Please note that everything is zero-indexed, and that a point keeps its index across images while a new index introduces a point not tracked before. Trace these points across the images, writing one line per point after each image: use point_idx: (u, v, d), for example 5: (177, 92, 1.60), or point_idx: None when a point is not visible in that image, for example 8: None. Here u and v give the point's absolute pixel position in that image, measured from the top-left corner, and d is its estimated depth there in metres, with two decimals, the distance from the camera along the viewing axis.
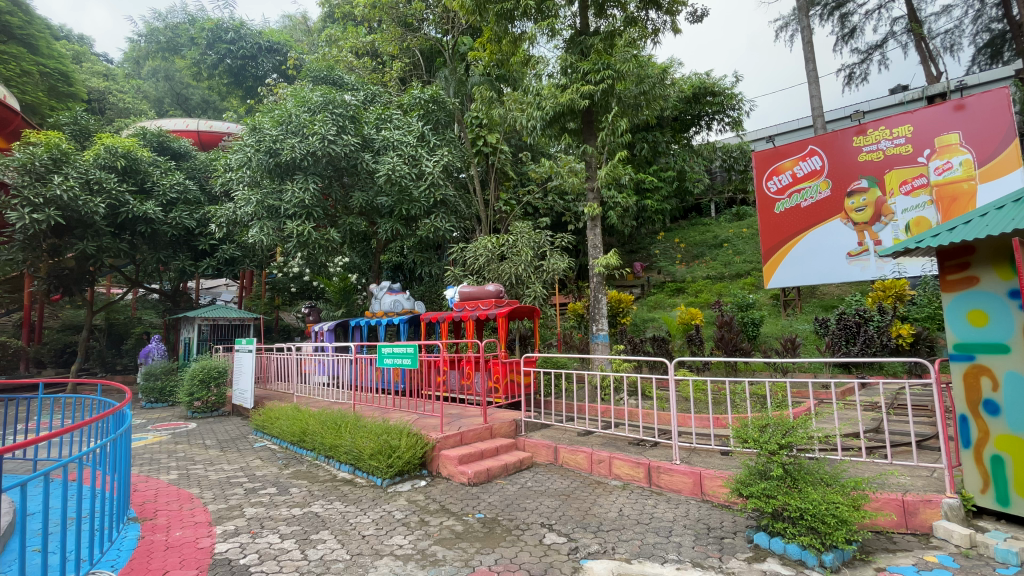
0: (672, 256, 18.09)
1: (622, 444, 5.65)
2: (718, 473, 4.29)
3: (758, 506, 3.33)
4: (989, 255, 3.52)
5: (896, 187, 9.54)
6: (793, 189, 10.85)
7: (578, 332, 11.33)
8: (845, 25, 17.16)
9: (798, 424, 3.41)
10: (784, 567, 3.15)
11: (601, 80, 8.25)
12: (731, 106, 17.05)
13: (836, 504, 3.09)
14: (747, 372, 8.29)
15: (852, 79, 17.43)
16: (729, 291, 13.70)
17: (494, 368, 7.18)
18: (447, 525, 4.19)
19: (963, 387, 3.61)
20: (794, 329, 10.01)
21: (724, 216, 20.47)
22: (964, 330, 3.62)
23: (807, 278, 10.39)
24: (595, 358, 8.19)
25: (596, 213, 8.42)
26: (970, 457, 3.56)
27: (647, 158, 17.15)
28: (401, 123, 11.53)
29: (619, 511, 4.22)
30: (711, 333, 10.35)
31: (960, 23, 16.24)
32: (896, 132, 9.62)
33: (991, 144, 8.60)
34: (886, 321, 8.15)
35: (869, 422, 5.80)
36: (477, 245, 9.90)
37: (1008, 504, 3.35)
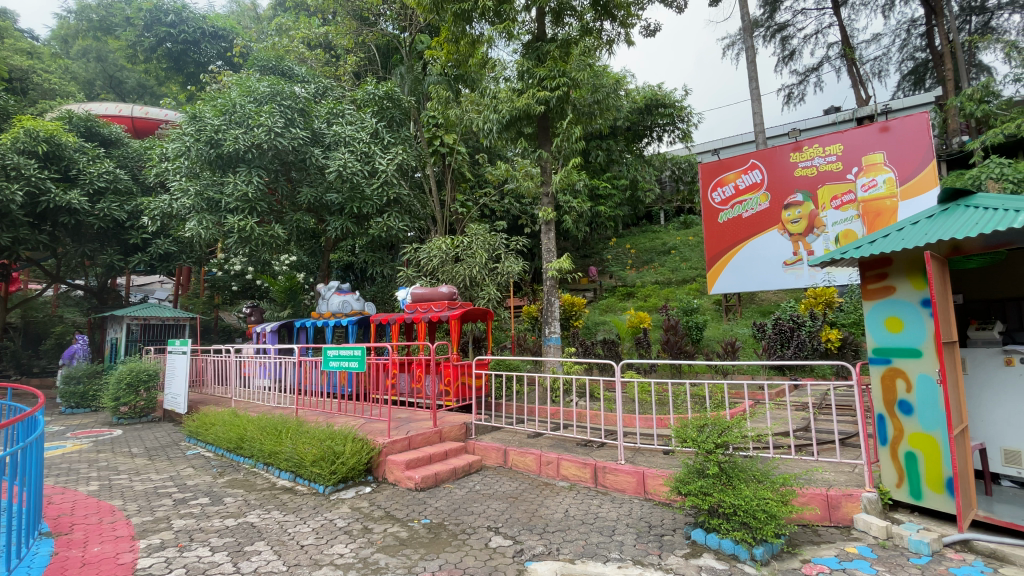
0: (623, 261, 18.62)
1: (570, 446, 5.73)
2: (660, 472, 4.43)
3: (695, 503, 3.45)
4: (904, 267, 3.82)
5: (828, 201, 10.23)
6: (736, 201, 11.40)
7: (532, 334, 11.41)
8: (785, 48, 18.22)
9: (733, 423, 3.56)
10: (718, 562, 3.29)
11: (557, 86, 8.33)
12: (681, 118, 17.63)
13: (766, 499, 3.26)
14: (691, 373, 8.63)
15: (791, 99, 18.57)
16: (676, 296, 14.23)
17: (445, 370, 7.10)
18: (391, 531, 4.09)
19: (881, 389, 3.90)
20: (735, 333, 10.51)
21: (673, 224, 21.30)
22: (882, 335, 3.91)
23: (747, 284, 10.97)
24: (546, 360, 8.22)
25: (551, 217, 8.51)
26: (887, 453, 3.84)
27: (602, 165, 17.56)
28: (354, 118, 11.22)
29: (565, 512, 4.26)
30: (658, 337, 10.68)
31: (888, 51, 17.64)
32: (828, 150, 10.29)
33: (911, 165, 9.37)
34: (816, 326, 8.68)
35: (799, 421, 6.18)
36: (431, 246, 9.76)
37: (920, 497, 3.64)
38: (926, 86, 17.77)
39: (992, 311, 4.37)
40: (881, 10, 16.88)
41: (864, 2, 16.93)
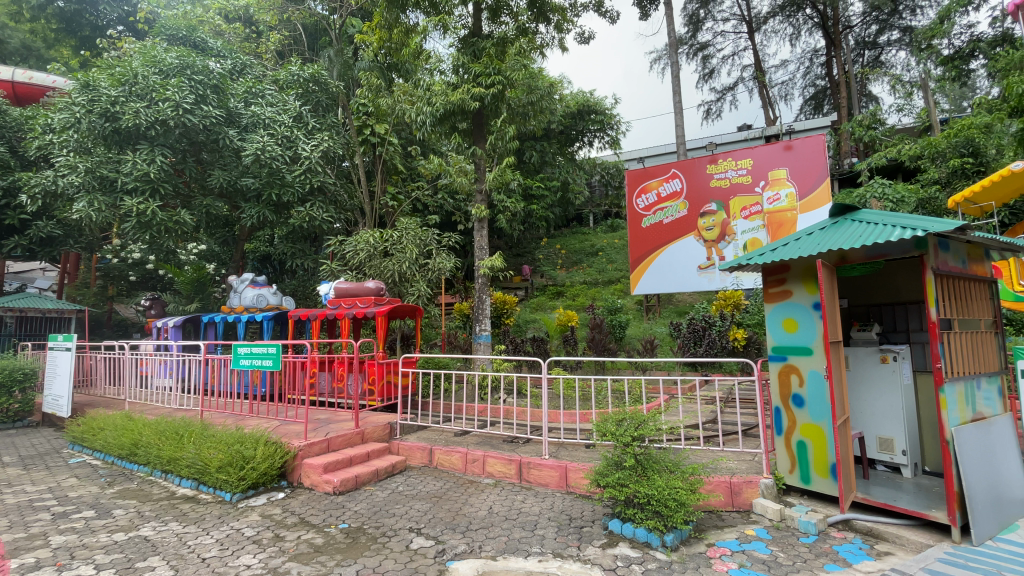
0: (554, 261, 19.04)
1: (496, 443, 5.74)
2: (582, 466, 4.56)
3: (613, 494, 3.59)
4: (800, 273, 4.20)
5: (738, 211, 11.07)
6: (658, 207, 12.04)
7: (462, 332, 11.30)
8: (706, 66, 19.50)
9: (649, 417, 3.75)
10: (633, 550, 3.44)
11: (493, 84, 8.31)
12: (611, 125, 18.31)
13: (677, 489, 3.47)
14: (614, 370, 8.99)
15: (710, 114, 19.91)
16: (602, 295, 14.77)
17: (369, 369, 6.84)
18: (305, 538, 3.88)
19: (778, 383, 4.29)
20: (654, 332, 11.11)
21: (601, 227, 22.09)
22: (780, 334, 4.30)
23: (666, 286, 11.64)
24: (476, 358, 8.18)
25: (484, 214, 8.49)
26: (782, 443, 4.23)
27: (535, 166, 17.78)
28: (275, 99, 10.53)
29: (489, 509, 4.27)
30: (585, 335, 11.02)
31: (793, 77, 19.44)
32: (740, 163, 11.13)
33: (809, 181, 10.34)
34: (725, 325, 9.37)
35: (707, 414, 6.66)
36: (358, 238, 9.38)
37: (809, 481, 4.03)
38: (824, 111, 19.75)
39: (869, 314, 4.94)
40: (789, 39, 18.54)
41: (775, 30, 18.50)
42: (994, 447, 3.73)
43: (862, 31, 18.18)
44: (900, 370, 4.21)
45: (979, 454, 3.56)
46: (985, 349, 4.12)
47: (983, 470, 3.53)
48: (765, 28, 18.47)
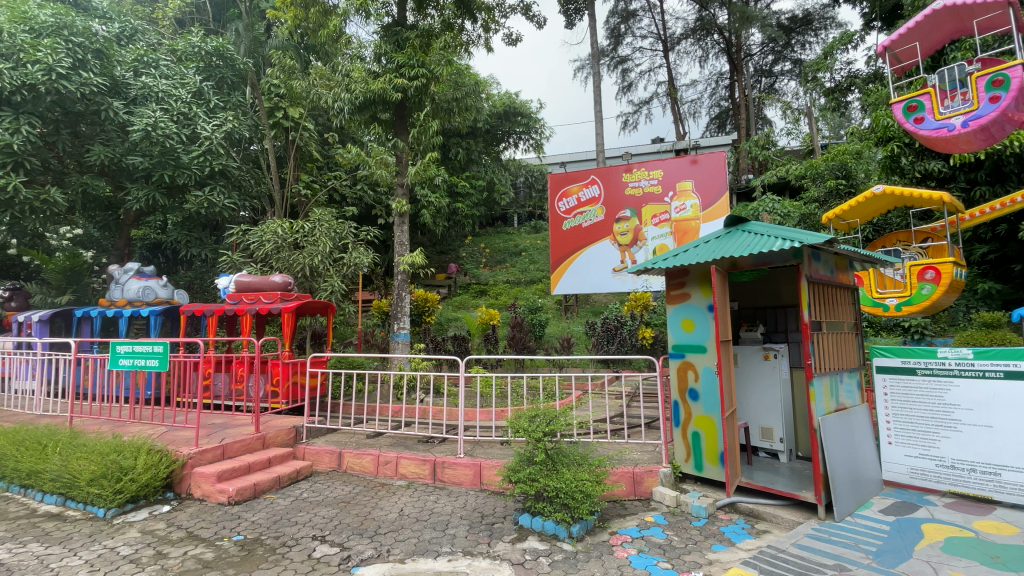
0: (477, 260, 19.05)
1: (410, 443, 5.62)
2: (496, 463, 4.62)
3: (523, 489, 3.66)
4: (698, 278, 4.54)
5: (649, 218, 11.76)
6: (578, 211, 12.48)
7: (380, 330, 10.93)
8: (625, 79, 20.52)
9: (561, 413, 3.87)
10: (541, 542, 3.54)
11: (416, 76, 8.14)
12: (536, 128, 18.66)
13: (583, 481, 3.62)
14: (532, 367, 9.17)
15: (627, 125, 20.98)
16: (524, 295, 15.03)
17: (274, 369, 6.42)
18: (192, 554, 3.55)
19: (677, 379, 4.62)
20: (571, 331, 11.50)
21: (524, 228, 22.48)
22: (680, 334, 4.64)
23: (583, 286, 12.11)
24: (393, 357, 7.96)
25: (405, 209, 8.28)
26: (680, 434, 4.57)
27: (461, 163, 17.63)
28: (172, 71, 9.52)
29: (399, 512, 4.17)
30: (506, 334, 11.13)
31: (702, 96, 21.03)
32: (652, 174, 11.82)
33: (711, 194, 11.21)
34: (635, 325, 9.93)
35: (615, 409, 7.02)
36: (265, 229, 8.74)
37: (702, 469, 4.39)
38: (727, 130, 21.57)
39: (756, 317, 5.45)
40: (699, 61, 20.01)
41: (687, 51, 19.88)
42: (852, 433, 4.28)
43: (761, 59, 20.08)
44: (779, 367, 4.69)
45: (840, 441, 4.07)
46: (847, 347, 4.72)
47: (843, 454, 4.04)
48: (678, 49, 19.77)
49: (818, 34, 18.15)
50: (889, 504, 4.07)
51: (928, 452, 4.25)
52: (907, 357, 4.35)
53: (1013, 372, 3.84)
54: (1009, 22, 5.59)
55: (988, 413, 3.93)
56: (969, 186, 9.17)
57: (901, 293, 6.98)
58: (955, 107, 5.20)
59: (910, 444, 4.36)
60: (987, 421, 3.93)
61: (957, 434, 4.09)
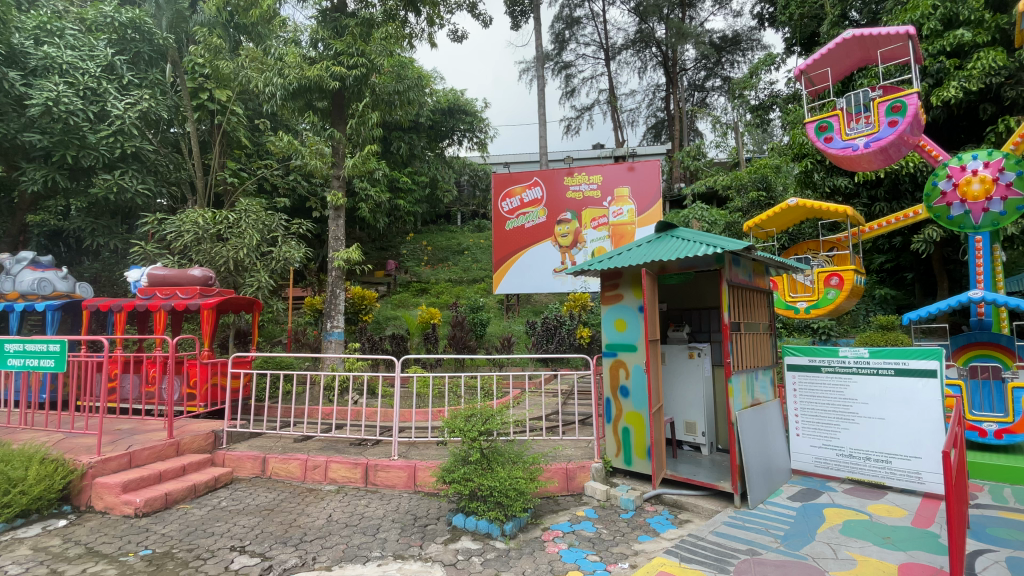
0: (418, 257, 18.74)
1: (342, 447, 5.43)
2: (430, 463, 4.56)
3: (457, 489, 3.63)
4: (630, 280, 4.72)
5: (589, 221, 12.09)
6: (520, 212, 12.58)
7: (313, 328, 10.48)
8: (568, 85, 20.94)
9: (496, 412, 3.88)
10: (474, 542, 3.52)
11: (355, 65, 7.89)
12: (480, 128, 18.64)
13: (517, 479, 3.65)
14: (472, 366, 9.14)
15: (570, 130, 21.43)
16: (465, 294, 14.97)
17: (190, 370, 5.98)
18: (92, 572, 3.23)
19: (610, 376, 4.79)
20: (512, 330, 11.58)
21: (468, 227, 22.36)
22: (613, 333, 4.81)
23: (524, 286, 12.23)
24: (326, 357, 7.65)
25: (341, 203, 7.98)
26: (611, 430, 4.73)
27: (403, 158, 17.22)
28: (78, 41, 8.62)
29: (327, 517, 4.01)
30: (446, 333, 11.03)
31: (640, 106, 21.88)
32: (592, 179, 12.16)
33: (646, 200, 11.70)
34: (574, 325, 10.17)
35: (551, 406, 7.15)
36: (184, 218, 8.10)
37: (631, 463, 4.56)
38: (662, 139, 22.59)
39: (683, 317, 5.73)
40: (638, 71, 20.81)
41: (627, 62, 20.61)
42: (765, 427, 4.61)
43: (694, 74, 21.19)
44: (702, 365, 4.97)
45: (755, 433, 4.37)
46: (762, 347, 5.08)
47: (756, 445, 4.34)
48: (619, 58, 20.45)
49: (745, 55, 19.44)
50: (796, 491, 4.43)
51: (830, 442, 4.67)
52: (814, 356, 4.75)
53: (901, 370, 4.29)
54: (907, 54, 6.26)
55: (880, 407, 4.38)
56: (870, 202, 10.18)
57: (809, 296, 7.62)
58: (860, 129, 5.73)
59: (815, 435, 4.77)
60: (880, 414, 4.38)
61: (854, 426, 4.53)
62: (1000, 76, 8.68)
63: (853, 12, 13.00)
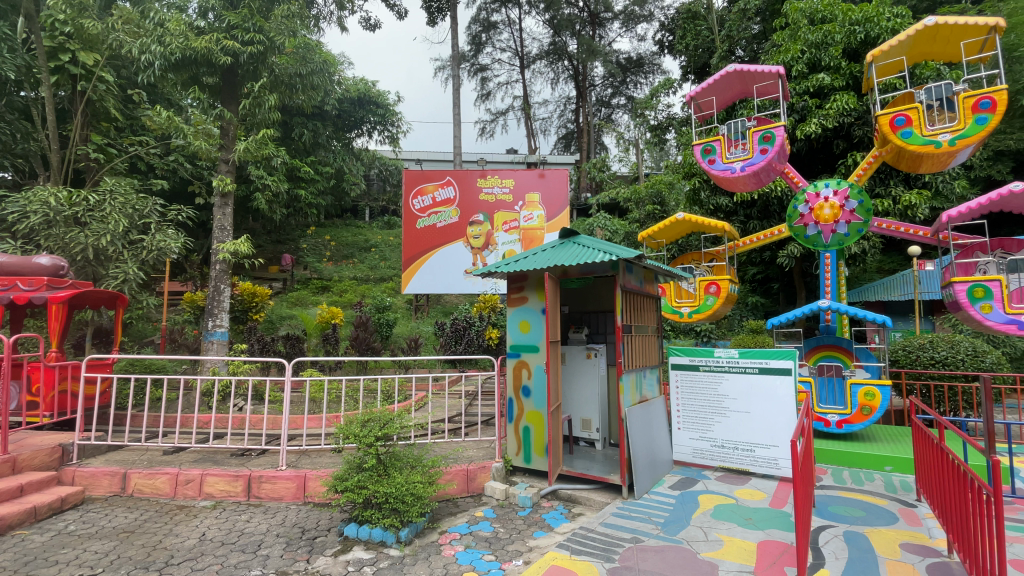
0: (320, 253, 17.71)
1: (221, 458, 4.95)
2: (322, 473, 4.32)
3: (350, 498, 3.46)
4: (535, 283, 4.85)
5: (501, 224, 12.24)
6: (432, 211, 12.38)
7: (194, 326, 9.46)
8: (484, 88, 21.06)
9: (396, 416, 3.75)
10: (366, 552, 3.38)
11: (251, 41, 7.26)
12: (391, 122, 18.15)
13: (415, 483, 3.57)
14: (376, 369, 8.80)
15: (484, 132, 21.57)
16: (371, 292, 14.41)
17: (34, 374, 5.13)
18: None
19: (513, 377, 4.88)
20: (420, 331, 11.35)
21: (376, 223, 21.61)
22: (517, 334, 4.90)
23: (432, 287, 12.06)
24: (206, 360, 6.94)
25: (229, 189, 7.29)
26: (513, 429, 4.82)
27: (306, 146, 16.17)
28: None
29: (200, 537, 3.62)
30: (348, 334, 10.51)
31: (552, 115, 22.64)
32: (504, 182, 12.34)
33: (555, 207, 12.13)
34: (483, 326, 10.19)
35: (455, 408, 7.10)
36: (31, 195, 6.91)
37: (530, 461, 4.69)
38: (571, 149, 23.58)
39: (583, 320, 6.00)
40: (551, 82, 21.53)
41: (541, 71, 21.23)
42: (651, 422, 4.97)
43: (602, 91, 22.35)
44: (598, 364, 5.24)
45: (641, 429, 4.69)
46: (650, 348, 5.48)
47: (643, 439, 4.67)
48: (533, 67, 21.03)
49: (647, 77, 20.91)
50: (676, 480, 4.83)
51: (705, 434, 5.16)
52: (694, 356, 5.23)
53: (764, 369, 4.84)
54: (778, 91, 7.14)
55: (747, 401, 4.91)
56: (746, 220, 11.44)
57: (692, 302, 8.36)
58: (737, 154, 6.40)
59: (693, 427, 5.24)
60: (746, 408, 4.92)
61: (726, 419, 5.04)
62: (849, 117, 10.22)
63: (738, 49, 14.56)
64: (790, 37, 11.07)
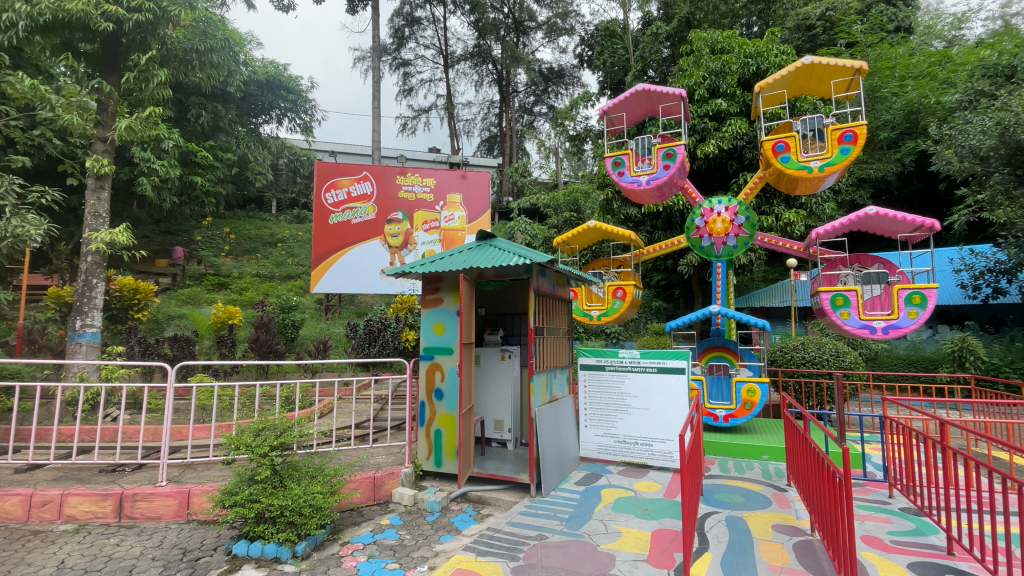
0: (218, 246, 16.27)
1: (87, 475, 4.36)
2: (209, 487, 3.95)
3: (240, 514, 3.21)
4: (450, 285, 4.82)
5: (420, 224, 12.03)
6: (346, 206, 11.83)
7: (59, 326, 8.26)
8: (406, 83, 20.60)
9: (295, 423, 3.54)
10: (257, 571, 3.14)
11: (139, 8, 6.45)
12: (304, 109, 17.20)
13: (314, 494, 3.38)
14: (279, 373, 8.25)
15: (405, 129, 21.08)
16: (276, 291, 13.49)
17: None
18: None
19: (425, 380, 4.80)
20: (330, 333, 10.83)
21: (284, 216, 20.30)
22: (431, 336, 4.84)
23: (345, 286, 11.55)
24: (72, 364, 6.08)
25: (106, 172, 6.45)
26: (424, 433, 4.74)
27: (205, 130, 14.79)
28: None
29: (57, 565, 3.16)
30: (247, 335, 9.76)
31: (475, 118, 22.68)
32: (424, 181, 12.14)
33: (476, 209, 12.20)
34: (399, 327, 9.94)
35: (365, 413, 6.85)
36: None
37: (440, 465, 4.64)
38: (494, 153, 23.81)
39: (498, 321, 6.08)
40: (474, 84, 21.55)
41: (464, 72, 21.22)
42: (560, 421, 5.14)
43: (525, 98, 22.76)
44: (511, 366, 5.32)
45: (550, 428, 4.84)
46: (561, 349, 5.67)
47: (551, 438, 4.81)
48: (457, 67, 20.97)
49: (567, 88, 21.69)
50: (582, 476, 5.04)
51: (609, 431, 5.44)
52: (600, 356, 5.49)
53: (662, 368, 5.20)
54: (680, 112, 7.71)
55: (647, 399, 5.25)
56: (652, 230, 12.24)
57: (601, 306, 8.78)
58: (644, 168, 6.83)
59: (599, 425, 5.51)
60: (646, 405, 5.26)
61: (628, 415, 5.35)
62: (742, 141, 11.32)
63: (649, 70, 15.57)
64: (694, 63, 12.06)
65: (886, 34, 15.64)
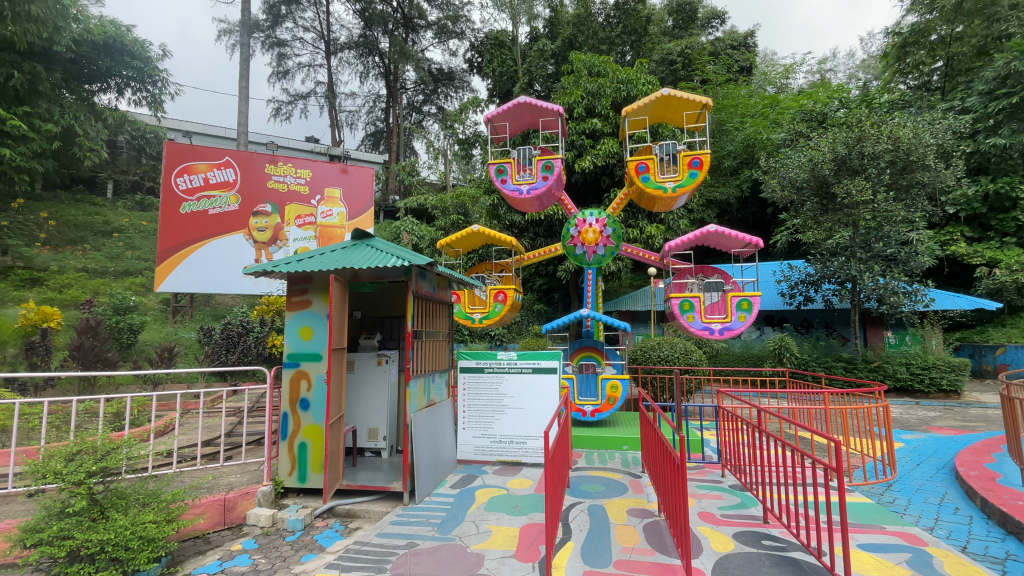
0: (31, 234, 13.47)
1: None
2: (6, 525, 3.24)
3: (46, 554, 2.68)
4: (320, 286, 4.55)
5: (292, 218, 11.16)
6: (202, 194, 10.51)
7: None
8: (281, 64, 19.00)
9: (122, 444, 3.07)
10: None
11: None
12: (153, 81, 14.97)
13: (145, 523, 2.95)
14: (109, 387, 7.09)
15: (279, 113, 19.41)
16: (110, 290, 11.55)
17: None
18: None
19: (289, 389, 4.46)
20: (178, 338, 9.58)
21: (123, 201, 17.47)
22: (297, 342, 4.52)
23: (201, 285, 10.28)
24: None
25: None
26: (286, 446, 4.40)
27: (16, 92, 12.16)
28: None
29: None
30: (68, 342, 8.25)
31: (359, 110, 21.67)
32: (299, 172, 11.30)
33: (357, 206, 11.70)
34: (264, 331, 9.12)
35: (221, 428, 6.18)
36: None
37: (305, 479, 4.35)
38: (379, 148, 22.97)
39: (376, 325, 5.88)
40: (359, 75, 20.60)
41: (348, 61, 20.22)
42: (436, 424, 5.12)
43: (413, 95, 22.33)
44: (388, 370, 5.19)
45: (426, 432, 4.79)
46: (440, 352, 5.65)
47: (426, 443, 4.76)
48: (339, 55, 19.94)
49: (457, 91, 21.68)
50: (457, 478, 5.06)
51: (486, 432, 5.55)
52: (479, 359, 5.59)
53: (536, 368, 5.45)
54: (558, 127, 8.14)
55: (522, 398, 5.46)
56: (534, 237, 12.81)
57: (483, 309, 8.88)
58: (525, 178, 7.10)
59: (476, 426, 5.59)
60: (521, 404, 5.47)
61: (504, 415, 5.52)
62: (613, 159, 12.33)
63: (536, 83, 16.28)
64: (574, 82, 12.86)
65: (732, 76, 18.16)
